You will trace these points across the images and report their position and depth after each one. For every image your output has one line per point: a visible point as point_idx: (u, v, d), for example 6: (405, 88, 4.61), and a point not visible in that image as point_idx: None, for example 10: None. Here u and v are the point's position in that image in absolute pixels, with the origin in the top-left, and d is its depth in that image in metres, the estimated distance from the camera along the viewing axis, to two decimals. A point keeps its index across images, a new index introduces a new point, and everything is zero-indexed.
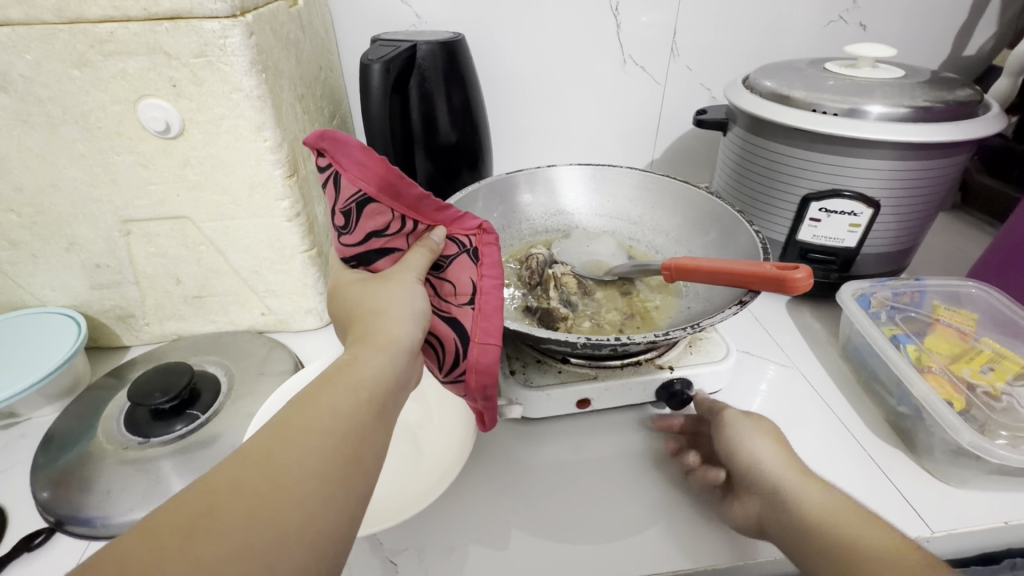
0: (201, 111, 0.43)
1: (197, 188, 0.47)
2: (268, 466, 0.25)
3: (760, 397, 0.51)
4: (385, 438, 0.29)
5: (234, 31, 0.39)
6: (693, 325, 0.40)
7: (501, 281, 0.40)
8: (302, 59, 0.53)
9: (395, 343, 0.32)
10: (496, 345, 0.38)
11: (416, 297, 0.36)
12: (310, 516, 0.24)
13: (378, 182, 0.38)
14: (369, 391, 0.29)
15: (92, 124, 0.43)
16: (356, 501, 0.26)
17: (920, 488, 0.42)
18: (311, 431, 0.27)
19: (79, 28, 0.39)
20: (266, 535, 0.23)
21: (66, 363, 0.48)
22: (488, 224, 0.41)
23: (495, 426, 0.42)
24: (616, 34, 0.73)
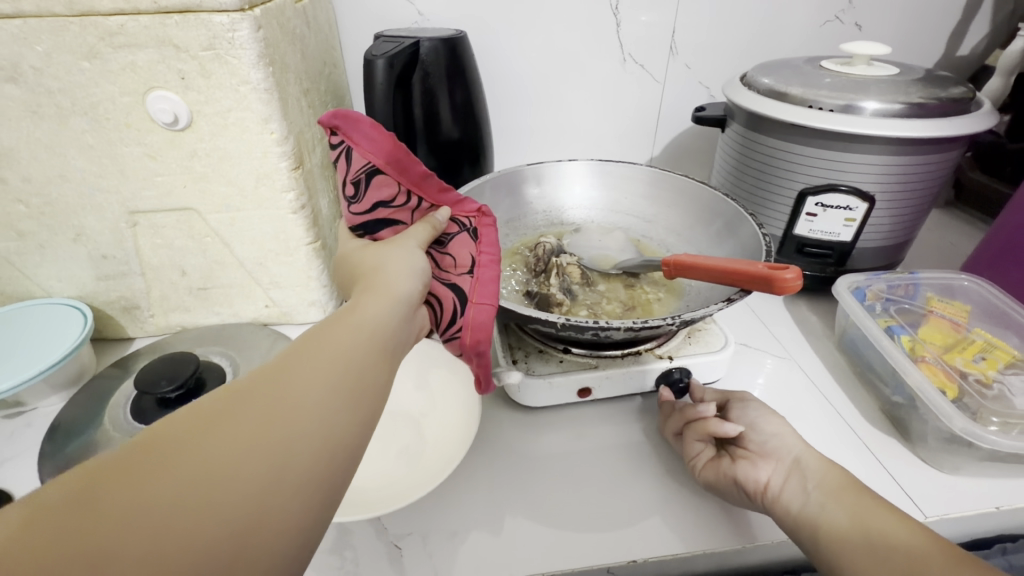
0: (208, 103, 0.43)
1: (203, 180, 0.48)
2: (277, 382, 0.25)
3: (759, 388, 0.52)
4: (388, 373, 0.30)
5: (242, 24, 0.40)
6: (676, 316, 0.41)
7: (499, 257, 0.40)
8: (307, 54, 0.54)
9: (397, 291, 0.33)
10: (492, 306, 0.38)
11: (415, 257, 0.36)
12: (318, 427, 0.25)
13: (387, 156, 0.40)
14: (373, 329, 0.30)
15: (100, 116, 0.44)
16: (360, 423, 0.27)
17: (913, 475, 0.43)
18: (318, 356, 0.27)
19: (90, 21, 0.39)
20: (276, 438, 0.23)
21: (72, 353, 0.49)
22: (487, 208, 0.43)
23: (490, 391, 0.42)
24: (615, 32, 0.74)
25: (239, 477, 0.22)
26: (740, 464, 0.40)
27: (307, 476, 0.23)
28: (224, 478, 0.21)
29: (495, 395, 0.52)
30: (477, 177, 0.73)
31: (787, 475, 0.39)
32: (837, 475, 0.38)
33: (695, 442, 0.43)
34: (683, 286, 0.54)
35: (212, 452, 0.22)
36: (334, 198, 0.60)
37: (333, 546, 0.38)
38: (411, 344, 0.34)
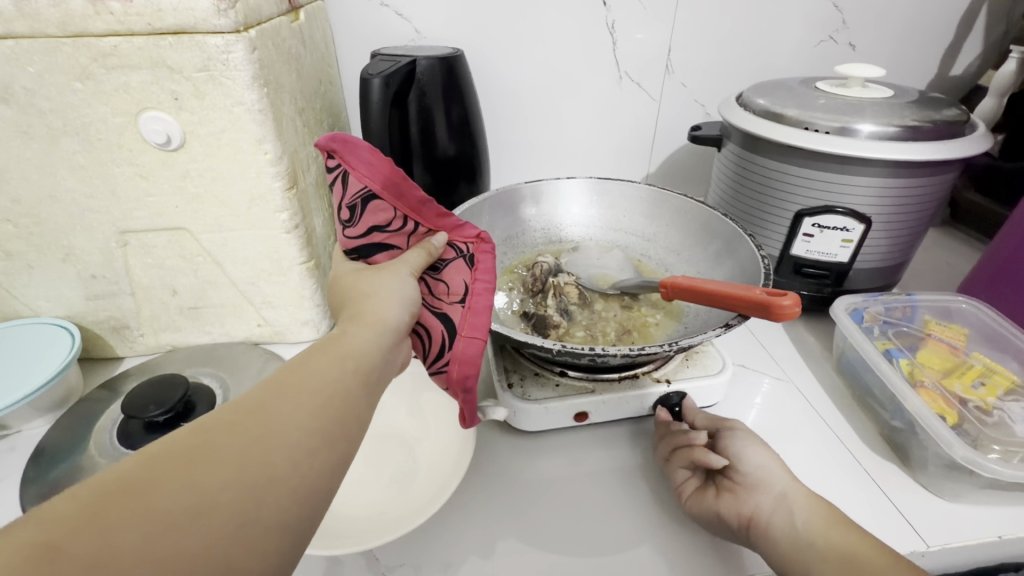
0: (202, 124, 0.43)
1: (197, 201, 0.47)
2: (259, 415, 0.25)
3: (756, 410, 0.52)
4: (371, 407, 0.30)
5: (237, 46, 0.40)
6: (673, 342, 0.40)
7: (493, 285, 0.39)
8: (302, 73, 0.54)
9: (385, 320, 0.33)
10: (482, 340, 0.37)
11: (406, 286, 0.36)
12: (296, 466, 0.24)
13: (384, 181, 0.40)
14: (358, 360, 0.30)
15: (92, 136, 0.43)
16: (340, 460, 0.26)
17: (917, 503, 0.43)
18: (301, 388, 0.27)
19: (83, 42, 0.39)
20: (252, 477, 0.23)
21: (71, 361, 0.49)
22: (486, 234, 0.42)
23: (476, 422, 0.41)
24: (612, 50, 0.74)
25: (212, 518, 0.21)
26: (723, 497, 0.39)
27: (279, 518, 0.23)
28: (197, 519, 0.21)
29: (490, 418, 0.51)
30: (473, 194, 0.73)
31: (774, 506, 0.38)
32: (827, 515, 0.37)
33: (680, 469, 0.43)
34: (682, 307, 0.54)
35: (186, 492, 0.21)
36: (328, 217, 0.60)
37: None
38: (396, 375, 0.34)
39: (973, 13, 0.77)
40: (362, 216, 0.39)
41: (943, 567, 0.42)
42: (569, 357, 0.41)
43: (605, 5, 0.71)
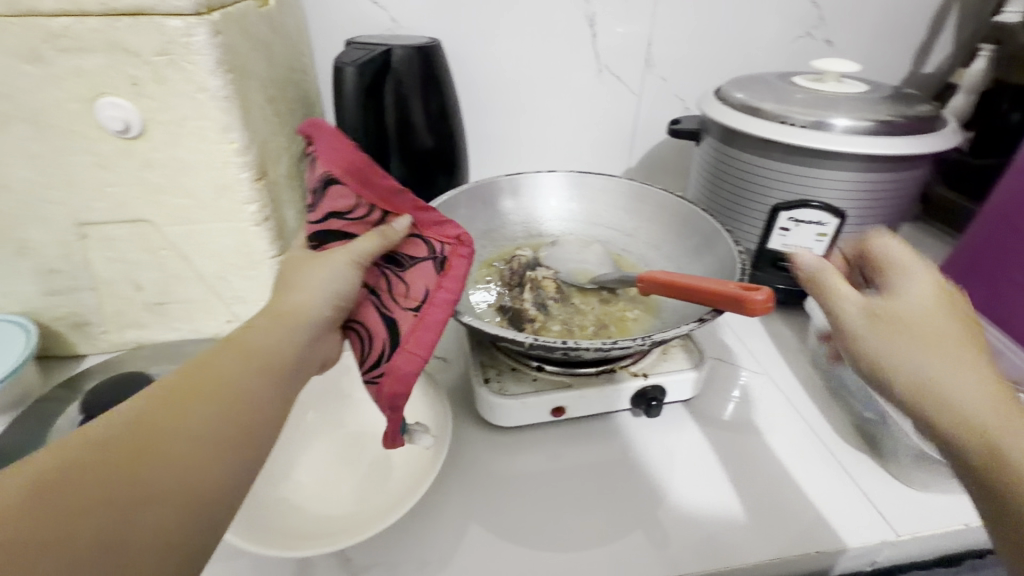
0: (163, 110, 0.41)
1: (159, 191, 0.45)
2: (149, 423, 0.25)
3: (731, 403, 0.52)
4: (286, 400, 0.30)
5: (199, 29, 0.38)
6: (647, 337, 0.40)
7: (456, 298, 0.37)
8: (272, 60, 0.52)
9: (299, 318, 0.33)
10: (423, 359, 0.35)
11: (332, 277, 0.35)
12: (191, 470, 0.24)
13: (346, 166, 0.39)
14: (264, 358, 0.30)
15: (45, 122, 0.41)
16: (252, 454, 0.26)
17: (886, 494, 0.43)
18: (201, 391, 0.27)
19: (32, 22, 0.37)
20: (137, 488, 0.22)
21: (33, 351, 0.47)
22: (466, 237, 0.38)
23: (400, 444, 0.38)
24: (591, 43, 0.74)
25: (90, 534, 0.21)
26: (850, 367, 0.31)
27: (174, 525, 0.23)
28: (71, 537, 0.20)
29: (467, 414, 0.50)
30: (452, 187, 0.71)
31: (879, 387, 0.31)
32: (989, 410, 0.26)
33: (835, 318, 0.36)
34: (660, 302, 0.53)
35: (60, 513, 0.21)
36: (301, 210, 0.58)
37: None
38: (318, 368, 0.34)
39: (944, 12, 0.78)
40: (324, 200, 0.39)
41: (913, 556, 0.42)
42: (542, 351, 0.41)
43: None
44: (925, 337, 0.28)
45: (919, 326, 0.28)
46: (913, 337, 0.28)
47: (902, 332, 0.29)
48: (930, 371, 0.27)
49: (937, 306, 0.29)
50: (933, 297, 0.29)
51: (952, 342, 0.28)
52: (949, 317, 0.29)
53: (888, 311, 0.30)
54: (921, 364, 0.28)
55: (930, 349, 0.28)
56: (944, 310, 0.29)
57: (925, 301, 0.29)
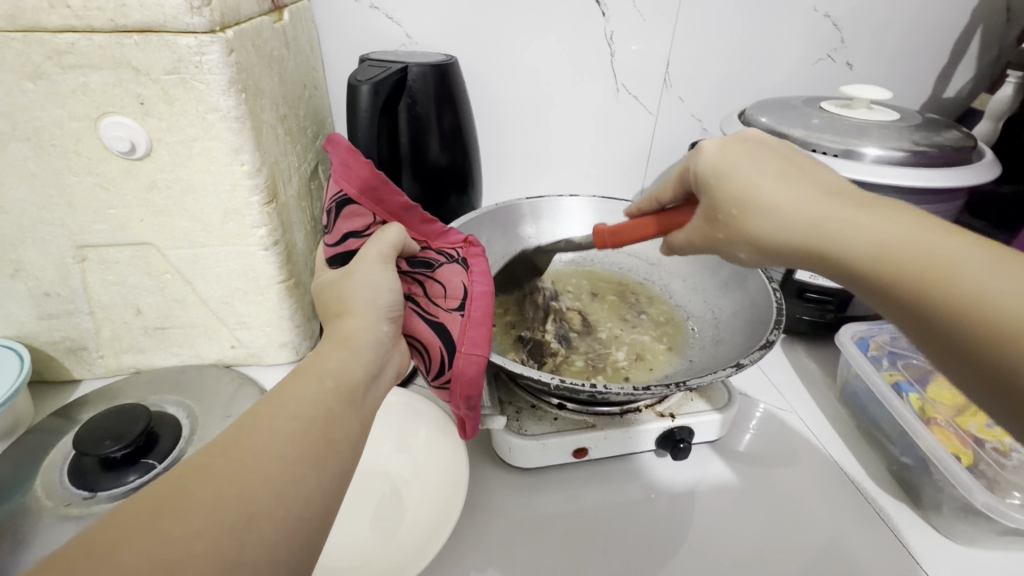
0: (171, 130, 0.39)
1: (163, 214, 0.43)
2: (236, 450, 0.23)
3: (749, 434, 0.50)
4: (360, 425, 0.28)
5: (211, 47, 0.36)
6: (679, 382, 0.38)
7: (492, 289, 0.37)
8: (285, 77, 0.50)
9: (365, 336, 0.31)
10: (483, 356, 0.35)
11: (380, 286, 0.33)
12: (280, 497, 0.23)
13: (361, 185, 0.36)
14: (335, 379, 0.28)
15: (45, 141, 0.39)
16: (330, 483, 0.25)
17: (930, 548, 0.41)
18: (279, 416, 0.25)
19: (35, 37, 0.35)
20: (230, 514, 0.21)
21: (25, 378, 0.45)
22: (473, 238, 0.40)
23: (475, 434, 0.39)
24: (609, 61, 0.72)
25: (193, 565, 0.20)
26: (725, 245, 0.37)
27: (268, 554, 0.22)
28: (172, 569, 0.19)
29: (482, 451, 0.48)
30: (464, 208, 0.69)
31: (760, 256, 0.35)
32: (815, 216, 0.31)
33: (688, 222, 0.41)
34: (688, 334, 0.52)
35: (162, 543, 0.20)
36: (310, 231, 0.56)
37: None
38: (387, 392, 0.31)
39: (966, 37, 0.77)
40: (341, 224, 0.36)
41: None
42: (567, 392, 0.38)
43: (603, 16, 0.69)
44: (732, 207, 0.35)
45: (721, 206, 0.36)
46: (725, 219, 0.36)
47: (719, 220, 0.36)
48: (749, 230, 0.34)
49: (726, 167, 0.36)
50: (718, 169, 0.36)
51: (758, 199, 0.34)
52: (737, 174, 0.35)
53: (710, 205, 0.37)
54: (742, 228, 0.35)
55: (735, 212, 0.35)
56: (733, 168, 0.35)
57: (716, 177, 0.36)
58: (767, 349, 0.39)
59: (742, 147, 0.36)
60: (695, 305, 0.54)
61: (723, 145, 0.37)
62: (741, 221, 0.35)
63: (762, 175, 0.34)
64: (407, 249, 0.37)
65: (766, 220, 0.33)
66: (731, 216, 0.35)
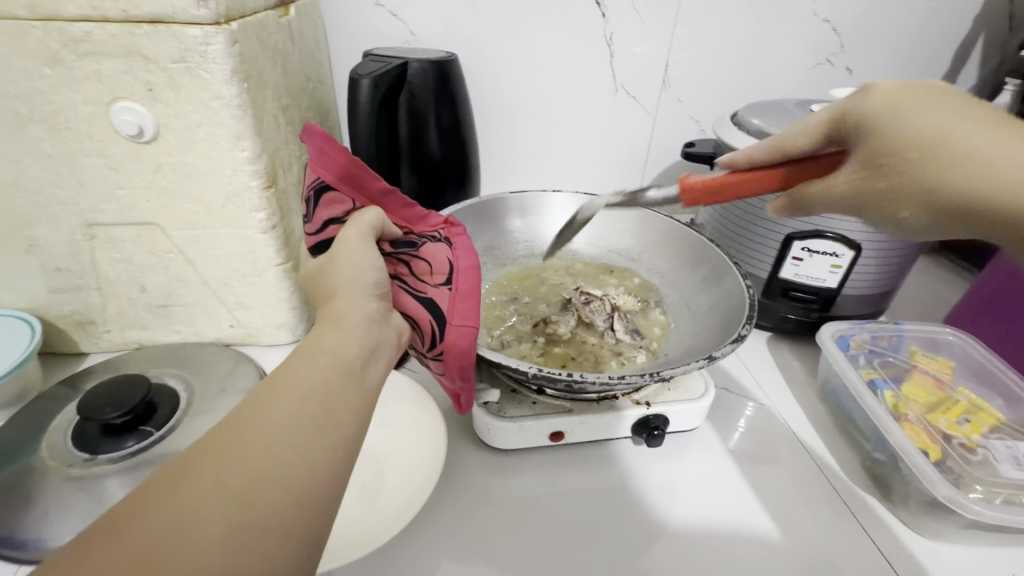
0: (177, 117, 0.41)
1: (168, 195, 0.46)
2: (239, 428, 0.25)
3: (738, 432, 0.51)
4: (362, 396, 0.29)
5: (216, 38, 0.38)
6: (654, 373, 0.39)
7: (476, 264, 0.40)
8: (289, 70, 0.52)
9: (356, 315, 0.32)
10: (473, 329, 0.37)
11: (363, 268, 0.35)
12: (284, 462, 0.25)
13: (338, 171, 0.37)
14: (329, 356, 0.29)
15: (60, 124, 0.41)
16: (335, 449, 0.26)
17: (898, 543, 0.41)
18: (278, 392, 0.27)
19: (53, 26, 0.38)
20: (240, 484, 0.23)
21: (34, 347, 0.47)
22: (454, 219, 0.42)
23: (470, 408, 0.42)
24: (609, 62, 0.74)
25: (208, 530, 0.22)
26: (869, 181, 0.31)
27: (281, 517, 0.23)
28: (185, 532, 0.21)
29: (464, 433, 0.49)
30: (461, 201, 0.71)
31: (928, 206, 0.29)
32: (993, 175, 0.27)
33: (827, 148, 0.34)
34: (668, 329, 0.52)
35: (177, 513, 0.22)
36: None
37: None
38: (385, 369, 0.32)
39: (967, 45, 0.77)
40: (322, 212, 0.37)
41: None
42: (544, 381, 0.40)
43: (603, 16, 0.71)
44: (889, 156, 0.30)
45: (887, 162, 0.30)
46: (916, 167, 0.28)
47: (892, 166, 0.29)
48: (1006, 198, 0.26)
49: (909, 120, 0.29)
50: (905, 104, 0.29)
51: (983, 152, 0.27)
52: (920, 126, 0.28)
53: (908, 150, 0.29)
54: (885, 202, 0.31)
55: (908, 189, 0.29)
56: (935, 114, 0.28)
57: (939, 131, 0.28)
58: (738, 342, 0.40)
59: (919, 94, 0.29)
60: (674, 300, 0.55)
61: (897, 87, 0.30)
62: (925, 163, 0.28)
63: (967, 118, 0.28)
64: (388, 233, 0.38)
65: (895, 175, 0.29)
66: (902, 150, 0.29)
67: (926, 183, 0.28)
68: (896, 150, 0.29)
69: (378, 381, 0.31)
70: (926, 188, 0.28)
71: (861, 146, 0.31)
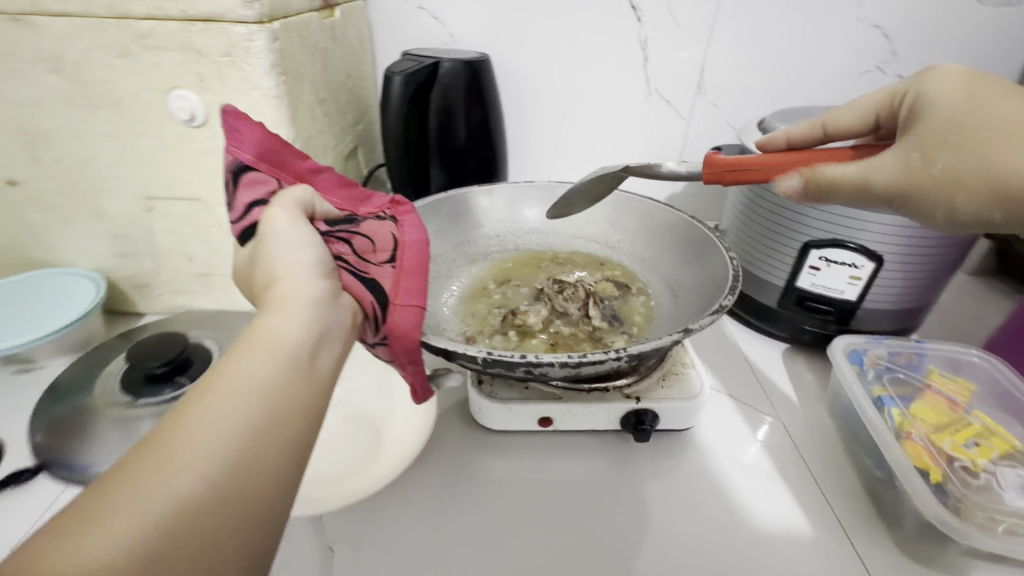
0: (222, 105, 0.47)
1: (213, 175, 0.51)
2: (179, 430, 0.22)
3: (757, 447, 0.49)
4: (316, 384, 0.27)
5: (258, 35, 0.43)
6: (620, 352, 0.38)
7: (422, 240, 0.42)
8: (329, 66, 0.57)
9: (304, 297, 0.31)
10: (418, 307, 0.38)
11: (302, 248, 0.34)
12: (241, 457, 0.22)
13: (260, 151, 0.40)
14: (274, 350, 0.27)
15: (127, 109, 0.48)
16: (292, 440, 0.25)
17: (889, 566, 0.40)
18: (214, 396, 0.24)
19: (125, 23, 0.44)
20: (190, 487, 0.21)
21: (96, 302, 0.54)
22: (397, 198, 0.45)
23: (424, 396, 0.42)
24: (642, 66, 0.74)
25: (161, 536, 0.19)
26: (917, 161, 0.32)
27: (242, 515, 0.22)
28: (138, 542, 0.19)
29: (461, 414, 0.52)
30: None
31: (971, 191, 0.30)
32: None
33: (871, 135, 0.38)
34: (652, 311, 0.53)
35: (119, 530, 0.19)
36: None
37: None
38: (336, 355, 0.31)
39: None
40: (243, 193, 0.38)
41: None
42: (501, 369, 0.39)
43: (638, 20, 0.71)
44: (951, 136, 0.31)
45: (947, 142, 0.31)
46: (993, 146, 0.29)
47: (957, 144, 0.30)
48: None
49: (976, 104, 0.30)
50: (981, 93, 0.31)
51: None
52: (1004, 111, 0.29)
53: (972, 133, 0.30)
54: (946, 181, 0.31)
55: (971, 170, 0.30)
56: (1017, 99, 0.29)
57: (1018, 120, 0.29)
58: (718, 313, 0.40)
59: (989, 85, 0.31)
60: (655, 286, 0.56)
61: (969, 78, 0.32)
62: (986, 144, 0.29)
63: None
64: (320, 214, 0.40)
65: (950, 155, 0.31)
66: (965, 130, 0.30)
67: (976, 167, 0.30)
68: (960, 131, 0.30)
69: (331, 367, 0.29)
70: (976, 173, 0.30)
71: (918, 131, 0.32)
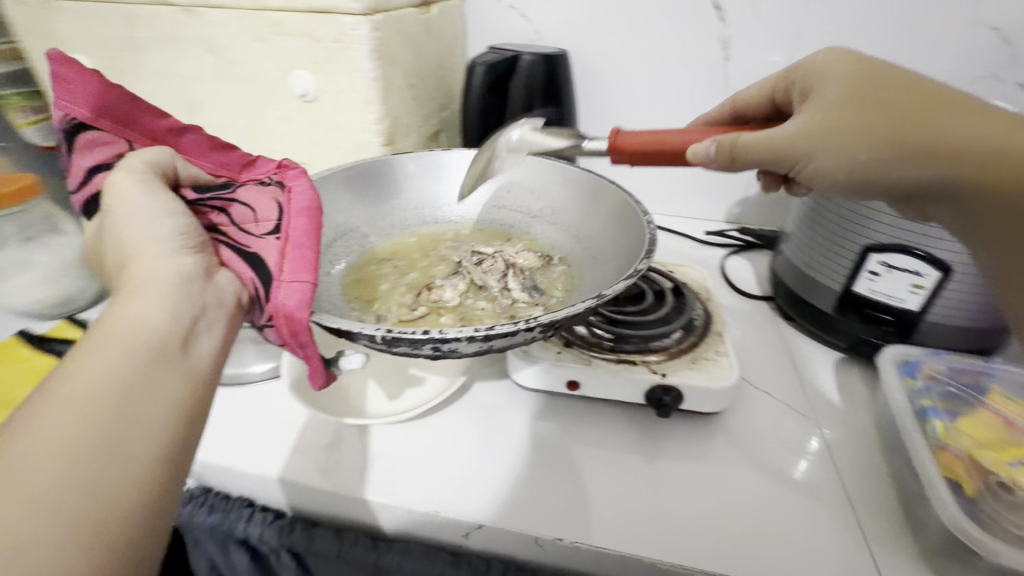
0: (329, 83, 0.56)
1: (317, 144, 0.61)
2: (34, 420, 0.26)
3: (806, 463, 0.47)
4: (180, 365, 0.32)
5: (363, 25, 0.51)
6: (528, 321, 0.37)
7: (310, 205, 0.42)
8: (422, 56, 0.65)
9: (162, 280, 0.34)
10: (308, 282, 0.38)
11: (160, 225, 0.37)
12: (107, 438, 0.27)
13: (93, 107, 0.42)
14: (134, 339, 0.31)
15: (259, 84, 0.58)
16: (159, 414, 0.29)
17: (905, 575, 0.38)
18: (60, 393, 0.27)
19: (264, 14, 0.54)
20: (60, 461, 0.25)
21: None
22: (283, 163, 0.46)
23: (320, 380, 0.41)
24: (722, 66, 0.75)
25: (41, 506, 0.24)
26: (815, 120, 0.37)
27: (126, 482, 0.26)
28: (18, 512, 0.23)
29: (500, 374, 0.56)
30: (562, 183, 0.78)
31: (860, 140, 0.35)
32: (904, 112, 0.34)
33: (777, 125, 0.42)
34: (575, 277, 0.54)
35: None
36: None
37: (326, 445, 0.46)
38: (217, 343, 0.35)
39: None
40: (84, 157, 0.41)
41: None
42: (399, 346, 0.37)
43: (722, 20, 0.72)
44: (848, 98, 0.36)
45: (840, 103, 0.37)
46: (885, 103, 0.34)
47: (846, 104, 0.36)
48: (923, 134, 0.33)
49: (860, 77, 0.37)
50: (864, 69, 0.38)
51: (908, 99, 0.34)
52: (877, 78, 0.36)
53: (856, 94, 0.36)
54: (854, 133, 0.35)
55: (870, 120, 0.35)
56: (893, 76, 0.36)
57: (898, 84, 0.35)
58: (634, 275, 0.40)
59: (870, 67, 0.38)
60: (574, 257, 0.56)
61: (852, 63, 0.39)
62: (871, 101, 0.35)
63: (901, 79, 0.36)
64: (185, 178, 0.42)
65: (845, 111, 0.36)
66: (855, 93, 0.36)
67: (860, 116, 0.35)
68: (850, 95, 0.36)
69: (208, 355, 0.34)
70: (861, 122, 0.35)
71: (811, 104, 0.39)
